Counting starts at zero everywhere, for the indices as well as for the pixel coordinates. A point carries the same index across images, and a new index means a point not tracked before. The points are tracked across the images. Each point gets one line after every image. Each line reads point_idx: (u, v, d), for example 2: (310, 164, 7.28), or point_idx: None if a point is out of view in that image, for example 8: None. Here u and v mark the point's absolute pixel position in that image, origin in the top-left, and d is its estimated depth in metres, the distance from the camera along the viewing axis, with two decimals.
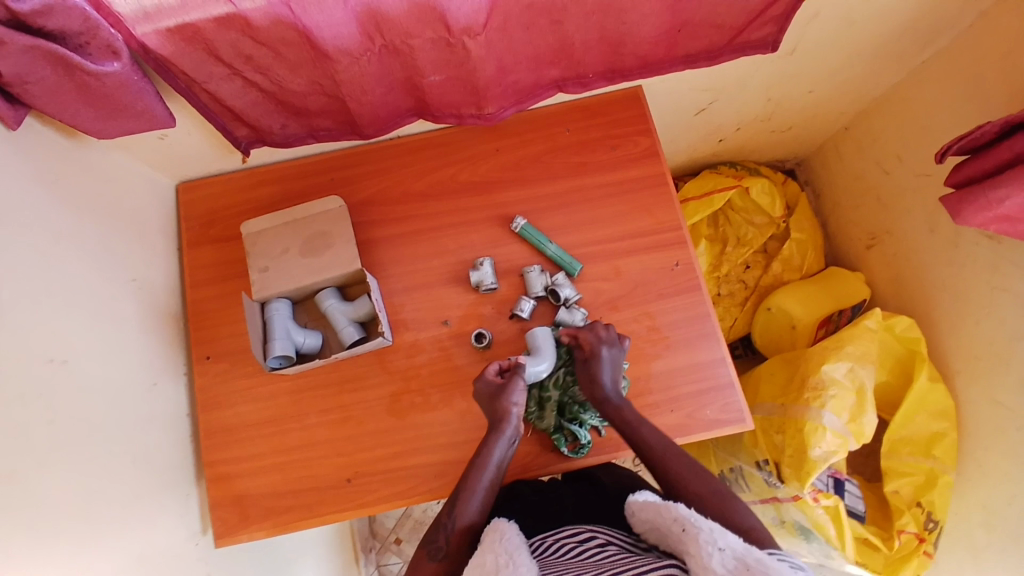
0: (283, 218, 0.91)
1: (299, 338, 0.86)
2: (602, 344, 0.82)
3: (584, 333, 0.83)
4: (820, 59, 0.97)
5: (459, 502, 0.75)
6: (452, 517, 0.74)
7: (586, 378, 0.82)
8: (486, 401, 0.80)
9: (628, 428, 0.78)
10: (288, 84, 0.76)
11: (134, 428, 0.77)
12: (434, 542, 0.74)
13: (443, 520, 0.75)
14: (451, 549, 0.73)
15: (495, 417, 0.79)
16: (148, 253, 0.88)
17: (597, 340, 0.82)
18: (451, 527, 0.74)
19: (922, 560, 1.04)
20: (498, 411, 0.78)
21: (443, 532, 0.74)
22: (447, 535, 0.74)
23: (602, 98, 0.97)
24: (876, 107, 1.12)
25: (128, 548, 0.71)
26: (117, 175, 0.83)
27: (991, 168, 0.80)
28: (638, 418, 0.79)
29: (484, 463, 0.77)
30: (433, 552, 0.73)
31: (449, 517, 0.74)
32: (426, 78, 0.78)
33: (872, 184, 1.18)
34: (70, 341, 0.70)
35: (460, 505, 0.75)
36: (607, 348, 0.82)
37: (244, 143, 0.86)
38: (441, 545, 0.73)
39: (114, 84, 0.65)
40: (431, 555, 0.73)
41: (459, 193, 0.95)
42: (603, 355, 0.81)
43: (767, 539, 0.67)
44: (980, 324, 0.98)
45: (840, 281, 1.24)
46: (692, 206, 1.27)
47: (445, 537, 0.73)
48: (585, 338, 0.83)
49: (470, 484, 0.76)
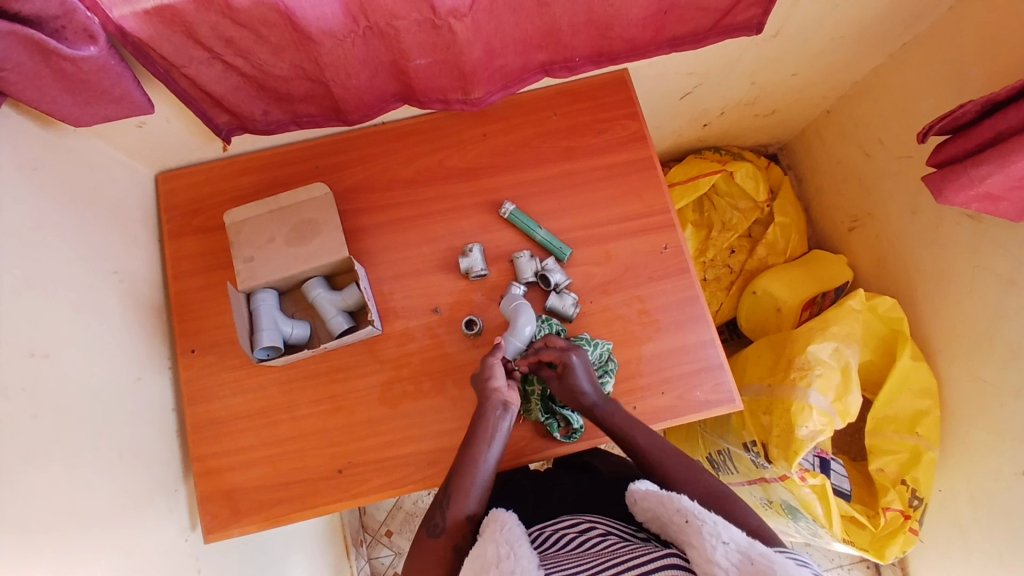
0: (267, 206, 0.89)
1: (287, 329, 0.85)
2: (567, 354, 0.82)
3: (546, 351, 0.83)
4: (804, 43, 0.98)
5: (454, 479, 0.75)
6: (447, 494, 0.75)
7: (567, 395, 0.82)
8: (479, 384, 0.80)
9: (625, 426, 0.79)
10: (270, 68, 0.74)
11: (120, 424, 0.75)
12: (433, 519, 0.74)
13: (441, 499, 0.75)
14: (448, 525, 0.73)
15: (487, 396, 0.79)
16: (129, 245, 0.86)
17: (563, 351, 0.82)
18: (447, 503, 0.74)
19: (907, 538, 1.06)
20: (485, 390, 0.79)
21: (440, 510, 0.74)
22: (444, 513, 0.73)
23: (589, 82, 0.96)
24: (858, 91, 1.13)
25: (117, 545, 0.69)
26: (94, 165, 0.81)
27: (972, 148, 0.82)
28: (631, 424, 0.80)
29: (477, 440, 0.77)
30: (432, 529, 0.73)
31: (445, 495, 0.75)
32: (412, 62, 0.77)
33: (854, 168, 1.20)
34: (53, 334, 0.68)
35: (455, 482, 0.75)
36: (573, 355, 0.82)
37: (226, 130, 0.84)
38: (438, 522, 0.73)
39: (92, 69, 0.63)
40: (429, 532, 0.73)
41: (447, 179, 0.94)
42: (574, 363, 0.81)
43: (769, 537, 0.66)
44: (962, 303, 1.00)
45: (822, 264, 1.26)
46: (677, 191, 1.28)
47: (441, 514, 0.74)
48: (550, 355, 0.83)
49: (462, 463, 0.76)
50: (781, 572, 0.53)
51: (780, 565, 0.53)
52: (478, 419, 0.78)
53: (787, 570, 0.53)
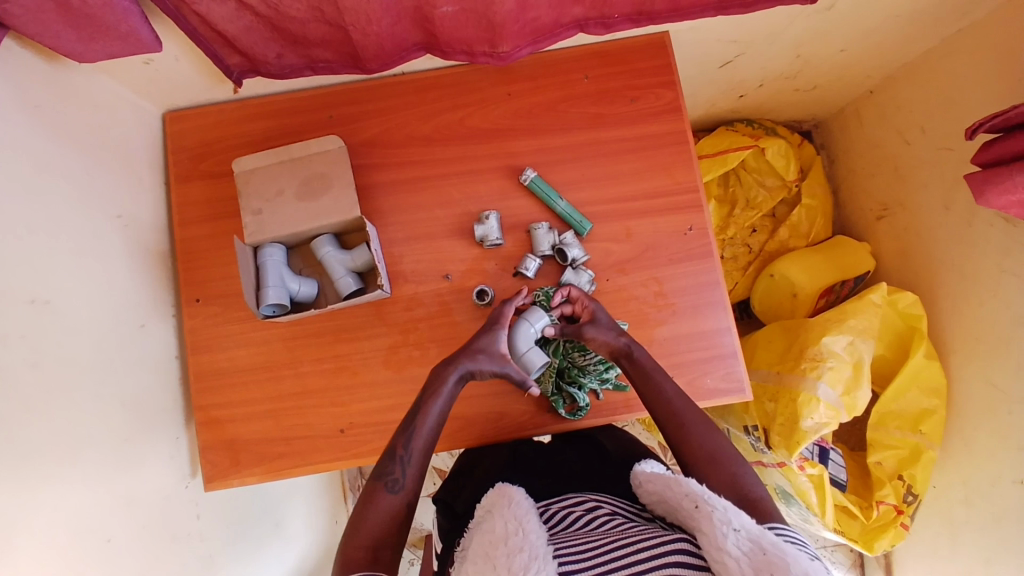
0: (278, 156, 0.85)
1: (294, 286, 0.82)
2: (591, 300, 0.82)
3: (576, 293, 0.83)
4: (860, 18, 0.90)
5: (416, 436, 0.75)
6: (408, 449, 0.75)
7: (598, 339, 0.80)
8: (464, 337, 0.80)
9: (654, 371, 0.78)
10: (285, 9, 0.69)
11: (123, 371, 0.74)
12: (390, 474, 0.74)
13: (399, 453, 0.75)
14: (408, 483, 0.73)
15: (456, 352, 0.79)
16: (135, 187, 0.83)
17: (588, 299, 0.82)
18: (409, 460, 0.74)
19: (898, 531, 1.07)
20: (459, 353, 0.79)
21: (399, 466, 0.74)
22: (404, 469, 0.74)
23: (625, 43, 0.90)
24: (905, 73, 1.06)
25: (117, 490, 0.70)
26: (100, 102, 0.77)
27: (1019, 152, 0.77)
28: (655, 370, 0.79)
29: (441, 403, 0.77)
30: (390, 485, 0.73)
31: (406, 449, 0.75)
32: (437, 9, 0.71)
33: (890, 154, 1.14)
34: (54, 280, 0.66)
35: (417, 439, 0.75)
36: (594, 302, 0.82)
37: (236, 72, 0.80)
38: (396, 477, 0.73)
39: (97, 4, 0.58)
40: (387, 487, 0.73)
41: (468, 140, 0.89)
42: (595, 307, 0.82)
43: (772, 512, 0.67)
44: (985, 305, 0.97)
45: (844, 250, 1.22)
46: (704, 164, 1.23)
47: (401, 469, 0.74)
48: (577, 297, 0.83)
49: (427, 420, 0.76)
50: (793, 563, 0.52)
51: (793, 558, 0.52)
52: (444, 374, 0.78)
53: (800, 562, 0.52)
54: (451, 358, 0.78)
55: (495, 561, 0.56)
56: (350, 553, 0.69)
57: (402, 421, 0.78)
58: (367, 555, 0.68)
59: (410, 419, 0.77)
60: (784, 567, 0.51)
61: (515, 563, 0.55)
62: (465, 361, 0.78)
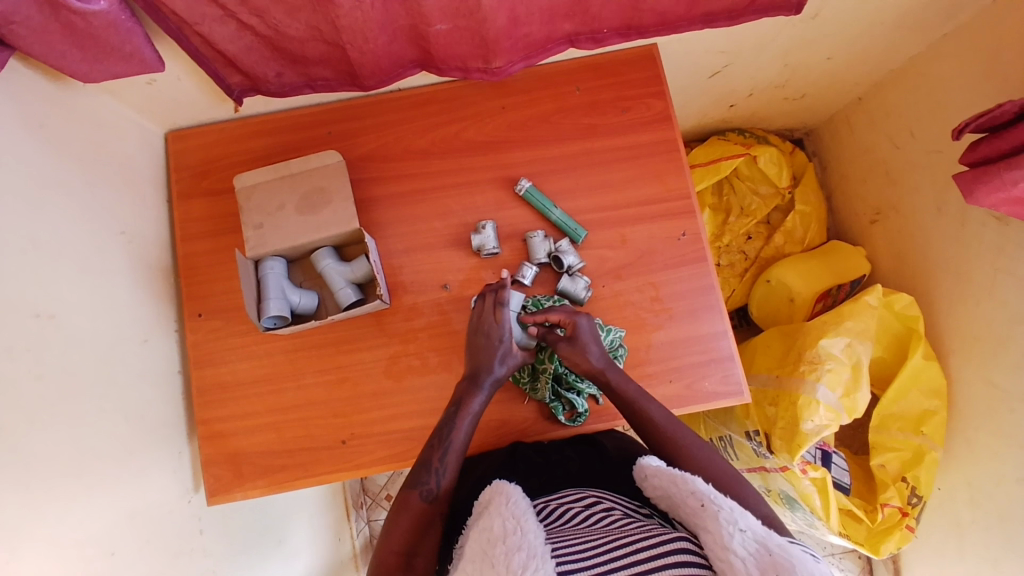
0: (278, 171, 0.87)
1: (295, 298, 0.84)
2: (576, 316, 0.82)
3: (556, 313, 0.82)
4: (842, 26, 0.93)
5: (451, 449, 0.76)
6: (444, 461, 0.75)
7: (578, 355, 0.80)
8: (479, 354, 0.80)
9: (639, 397, 0.79)
10: (285, 29, 0.71)
11: (126, 384, 0.75)
12: (426, 485, 0.74)
13: (435, 465, 0.75)
14: (443, 492, 0.74)
15: (483, 366, 0.79)
16: (138, 205, 0.84)
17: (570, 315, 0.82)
18: (444, 471, 0.75)
19: (904, 534, 1.07)
20: (485, 366, 0.79)
21: (433, 475, 0.75)
22: (439, 479, 0.75)
23: (615, 56, 0.92)
24: (892, 79, 1.08)
25: (120, 506, 0.70)
26: (103, 121, 0.79)
27: (1008, 149, 0.78)
28: (645, 397, 0.79)
29: (474, 417, 0.78)
30: (425, 495, 0.74)
31: (442, 462, 0.75)
32: (432, 27, 0.74)
33: (881, 158, 1.16)
34: (59, 295, 0.67)
35: (452, 451, 0.76)
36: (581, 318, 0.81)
37: (237, 91, 0.82)
38: (432, 488, 0.74)
39: (102, 25, 0.61)
40: (422, 497, 0.73)
41: (463, 152, 0.91)
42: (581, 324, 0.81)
43: (779, 527, 0.67)
44: (981, 305, 0.98)
45: (839, 255, 1.23)
46: (698, 172, 1.25)
47: (436, 480, 0.74)
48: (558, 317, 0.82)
49: (461, 434, 0.77)
50: (799, 565, 0.52)
51: (798, 560, 0.52)
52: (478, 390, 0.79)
53: (805, 563, 0.52)
54: (480, 369, 0.79)
55: (494, 560, 0.57)
56: (381, 558, 0.71)
57: (432, 433, 0.79)
58: (399, 562, 0.70)
59: (444, 431, 0.77)
60: (789, 569, 0.51)
61: (514, 562, 0.55)
62: (493, 372, 0.79)
